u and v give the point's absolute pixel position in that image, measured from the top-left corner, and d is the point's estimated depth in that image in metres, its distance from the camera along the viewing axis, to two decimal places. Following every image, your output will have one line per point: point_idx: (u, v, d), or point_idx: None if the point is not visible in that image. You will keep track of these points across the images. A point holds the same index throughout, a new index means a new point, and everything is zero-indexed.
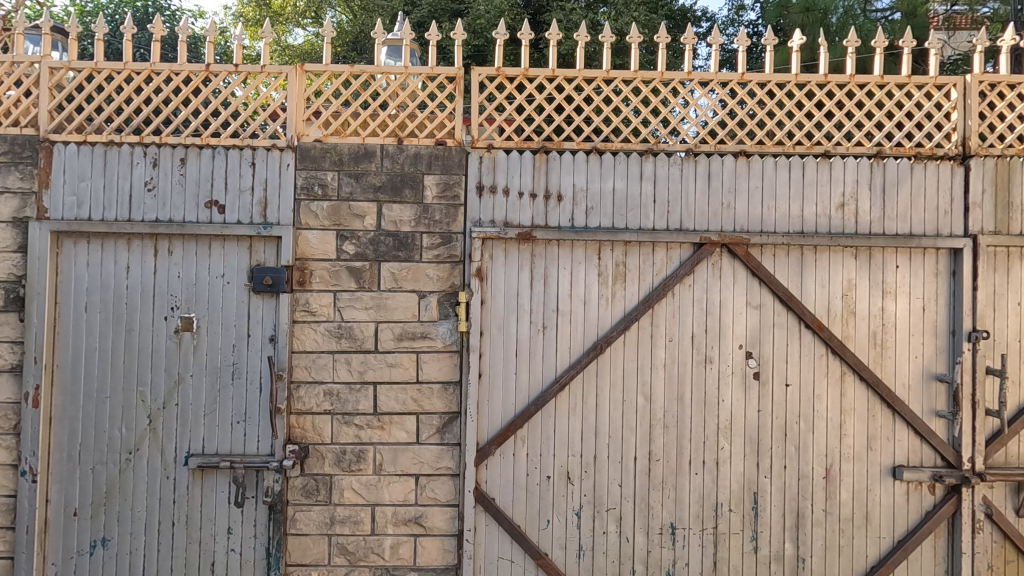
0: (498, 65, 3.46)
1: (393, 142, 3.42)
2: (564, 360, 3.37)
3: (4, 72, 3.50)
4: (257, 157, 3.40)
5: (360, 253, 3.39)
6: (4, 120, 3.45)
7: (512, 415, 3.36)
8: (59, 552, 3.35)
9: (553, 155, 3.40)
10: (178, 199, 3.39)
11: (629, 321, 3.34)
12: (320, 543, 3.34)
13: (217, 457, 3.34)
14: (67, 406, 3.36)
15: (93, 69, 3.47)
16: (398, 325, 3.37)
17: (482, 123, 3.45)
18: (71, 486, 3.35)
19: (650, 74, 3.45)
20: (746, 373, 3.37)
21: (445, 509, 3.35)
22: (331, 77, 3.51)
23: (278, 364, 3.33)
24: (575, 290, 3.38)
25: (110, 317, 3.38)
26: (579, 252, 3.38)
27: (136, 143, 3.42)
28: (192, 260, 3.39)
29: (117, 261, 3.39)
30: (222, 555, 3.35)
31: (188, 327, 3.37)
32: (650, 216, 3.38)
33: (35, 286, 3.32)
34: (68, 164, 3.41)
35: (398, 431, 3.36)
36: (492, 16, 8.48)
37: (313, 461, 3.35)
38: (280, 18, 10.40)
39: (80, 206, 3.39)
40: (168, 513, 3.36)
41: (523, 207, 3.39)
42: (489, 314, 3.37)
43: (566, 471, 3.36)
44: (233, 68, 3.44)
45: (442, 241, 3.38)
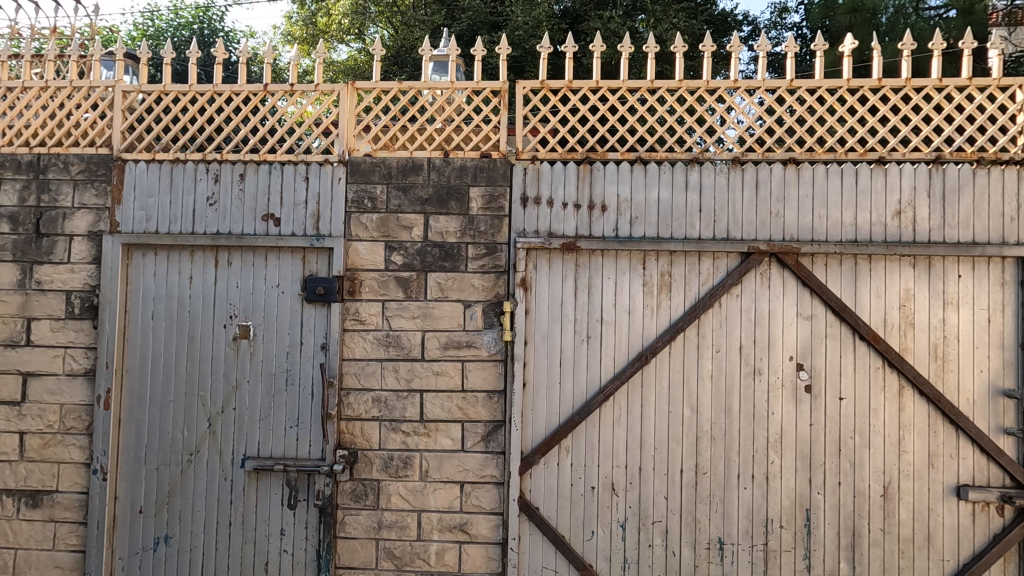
0: (542, 77, 3.49)
1: (440, 155, 3.50)
2: (609, 370, 3.36)
3: (82, 96, 3.76)
4: (311, 172, 3.55)
5: (407, 263, 3.48)
6: (82, 141, 3.72)
7: (556, 425, 3.37)
8: (125, 548, 3.54)
9: (597, 165, 3.42)
10: (237, 212, 3.57)
11: (675, 331, 3.31)
12: (367, 547, 3.42)
13: (271, 460, 3.48)
14: (135, 409, 3.57)
15: (161, 92, 3.69)
16: (444, 334, 3.44)
17: (526, 134, 3.50)
18: (137, 485, 3.55)
19: (695, 82, 3.41)
20: (797, 385, 3.28)
21: (489, 517, 3.38)
22: (381, 93, 3.62)
23: (329, 371, 3.44)
24: (620, 300, 3.37)
25: (175, 325, 3.57)
26: (623, 261, 3.38)
27: (200, 160, 3.62)
28: (249, 271, 3.55)
29: (181, 272, 3.58)
30: (275, 555, 3.47)
31: (246, 334, 3.53)
32: (696, 226, 3.35)
33: (108, 295, 3.55)
34: (138, 181, 3.64)
35: (444, 438, 3.41)
36: (530, 27, 8.63)
37: (362, 465, 3.44)
38: (325, 35, 10.78)
39: (149, 220, 3.60)
40: (226, 513, 3.51)
41: (568, 217, 3.41)
42: (533, 324, 3.40)
43: (611, 483, 3.34)
44: (288, 87, 3.61)
45: (487, 252, 3.44)
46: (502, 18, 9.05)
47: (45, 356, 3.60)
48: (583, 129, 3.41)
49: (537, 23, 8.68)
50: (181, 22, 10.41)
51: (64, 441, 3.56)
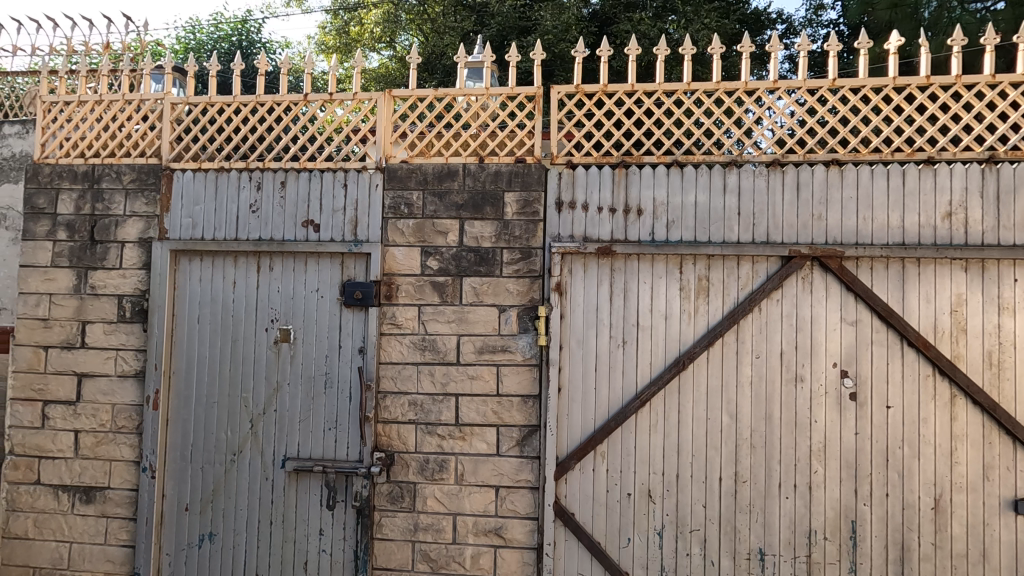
0: (577, 82, 3.48)
1: (474, 161, 3.53)
2: (645, 376, 3.33)
3: (133, 109, 3.92)
4: (349, 179, 3.62)
5: (443, 268, 3.51)
6: (133, 151, 3.88)
7: (591, 430, 3.36)
8: (172, 544, 3.66)
9: (632, 169, 3.39)
10: (278, 219, 3.66)
11: (713, 336, 3.26)
12: (403, 549, 3.46)
13: (311, 461, 3.55)
14: (182, 409, 3.69)
15: (207, 103, 3.82)
16: (479, 339, 3.46)
17: (561, 139, 3.51)
18: (183, 483, 3.66)
19: (733, 84, 3.36)
20: (841, 393, 3.19)
21: (524, 522, 3.37)
22: (416, 101, 3.67)
23: (367, 375, 3.50)
24: (656, 305, 3.34)
25: (219, 328, 3.69)
26: (659, 266, 3.34)
27: (243, 169, 3.73)
28: (290, 276, 3.64)
29: (226, 277, 3.70)
30: (314, 554, 3.54)
31: (286, 338, 3.62)
32: (735, 229, 3.29)
33: (157, 299, 3.69)
34: (185, 189, 3.78)
35: (479, 442, 3.43)
36: (559, 31, 8.70)
37: (398, 468, 3.48)
38: (357, 44, 10.99)
39: (195, 227, 3.74)
40: (267, 512, 3.59)
41: (603, 221, 3.40)
42: (568, 329, 3.39)
43: (647, 489, 3.30)
44: (327, 96, 3.69)
45: (522, 256, 3.44)
46: (531, 23, 9.15)
47: (98, 358, 3.76)
48: (618, 133, 3.39)
49: (566, 27, 8.71)
50: (220, 35, 10.76)
51: (115, 440, 3.71)
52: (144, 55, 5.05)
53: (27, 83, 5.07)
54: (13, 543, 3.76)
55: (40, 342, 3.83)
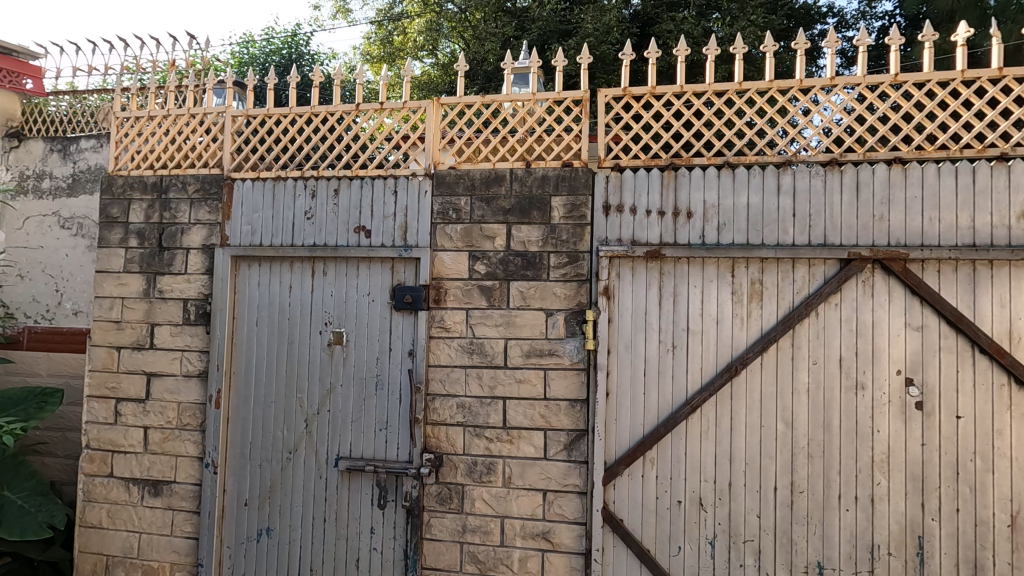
0: (624, 85, 3.45)
1: (522, 166, 3.55)
2: (696, 381, 3.27)
3: (197, 122, 4.14)
4: (399, 185, 3.71)
5: (490, 272, 3.55)
6: (198, 162, 4.09)
7: (640, 436, 3.32)
8: (233, 537, 3.82)
9: (681, 171, 3.35)
10: (331, 225, 3.79)
11: (767, 341, 3.17)
12: (452, 550, 3.50)
13: (362, 460, 3.64)
14: (241, 408, 3.85)
15: (265, 115, 3.99)
16: (527, 342, 3.47)
17: (608, 142, 3.49)
18: (243, 480, 3.82)
19: (787, 82, 3.27)
20: (906, 401, 3.05)
21: (572, 527, 3.36)
22: (464, 108, 3.73)
23: (416, 377, 3.57)
24: (707, 309, 3.28)
25: (276, 331, 3.84)
26: (710, 269, 3.28)
27: (299, 177, 3.88)
28: (343, 281, 3.76)
29: (282, 281, 3.85)
30: (366, 552, 3.62)
31: (339, 340, 3.73)
32: (790, 231, 3.20)
33: (219, 303, 3.88)
34: (245, 198, 3.95)
35: (526, 446, 3.44)
36: (600, 33, 8.67)
37: (447, 470, 3.53)
38: (400, 53, 11.21)
39: (254, 234, 3.90)
40: (321, 509, 3.71)
41: (651, 224, 3.36)
42: (616, 333, 3.37)
43: (698, 497, 3.23)
44: (378, 106, 3.79)
45: (569, 260, 3.44)
46: (572, 27, 9.20)
47: (165, 358, 3.97)
48: (666, 135, 3.35)
49: (608, 29, 8.69)
50: (271, 49, 11.14)
51: (181, 436, 3.90)
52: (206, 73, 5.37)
53: (97, 101, 5.44)
54: (88, 532, 4.00)
55: (113, 343, 4.07)
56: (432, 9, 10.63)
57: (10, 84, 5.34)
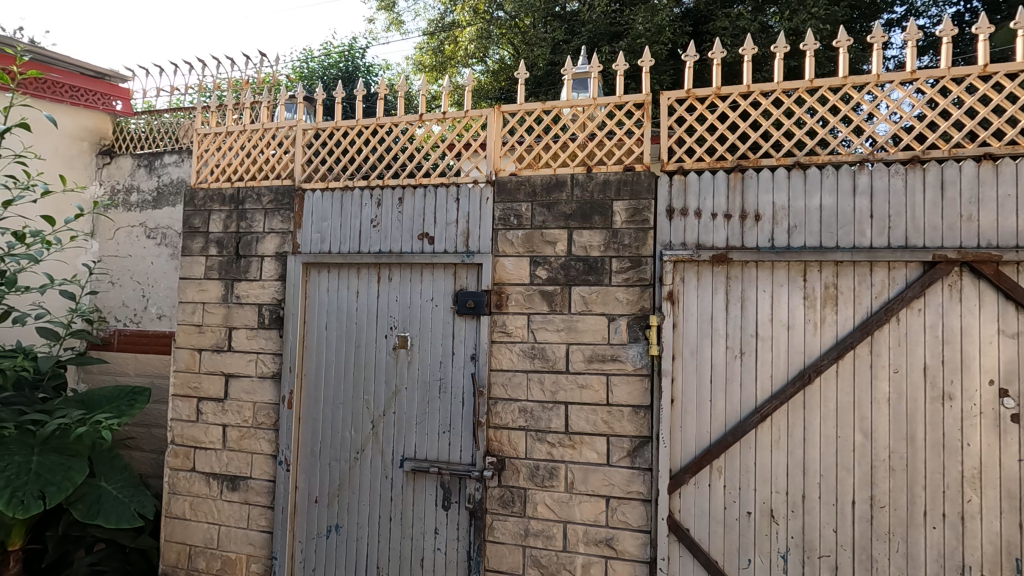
0: (688, 86, 3.40)
1: (583, 171, 3.56)
2: (765, 389, 3.17)
3: (270, 136, 4.36)
4: (461, 193, 3.79)
5: (552, 277, 3.56)
6: (271, 174, 4.30)
7: (707, 444, 3.25)
8: (304, 532, 3.99)
9: (749, 173, 3.26)
10: (396, 233, 3.90)
11: (843, 348, 3.04)
12: (515, 553, 3.53)
13: (427, 462, 3.72)
14: (312, 409, 4.02)
15: (334, 127, 4.16)
16: (589, 348, 3.47)
17: (671, 145, 3.45)
18: (313, 477, 3.98)
19: (863, 78, 3.13)
20: (1000, 414, 2.85)
21: (636, 534, 3.32)
22: (524, 115, 3.76)
23: (479, 381, 3.62)
24: (777, 314, 3.18)
25: (344, 335, 3.99)
26: (781, 273, 3.18)
27: (365, 187, 4.03)
28: (408, 286, 3.87)
29: (350, 287, 4.00)
30: (430, 552, 3.70)
31: (404, 344, 3.84)
32: (867, 233, 3.06)
33: (291, 308, 4.06)
34: (315, 208, 4.13)
35: (589, 451, 3.43)
36: (652, 34, 8.58)
37: (509, 473, 3.57)
38: (451, 62, 11.42)
39: (323, 242, 4.07)
40: (387, 508, 3.81)
41: (717, 228, 3.29)
42: (681, 339, 3.31)
43: (769, 509, 3.13)
44: (441, 115, 3.89)
45: (631, 265, 3.41)
46: (622, 28, 9.16)
47: (241, 360, 4.20)
48: (732, 137, 3.27)
49: (659, 29, 8.57)
50: (329, 62, 11.58)
51: (256, 435, 4.11)
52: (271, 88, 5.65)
53: (170, 118, 5.79)
54: (173, 522, 4.27)
55: (195, 345, 4.34)
56: (483, 18, 10.79)
57: (104, 105, 5.87)
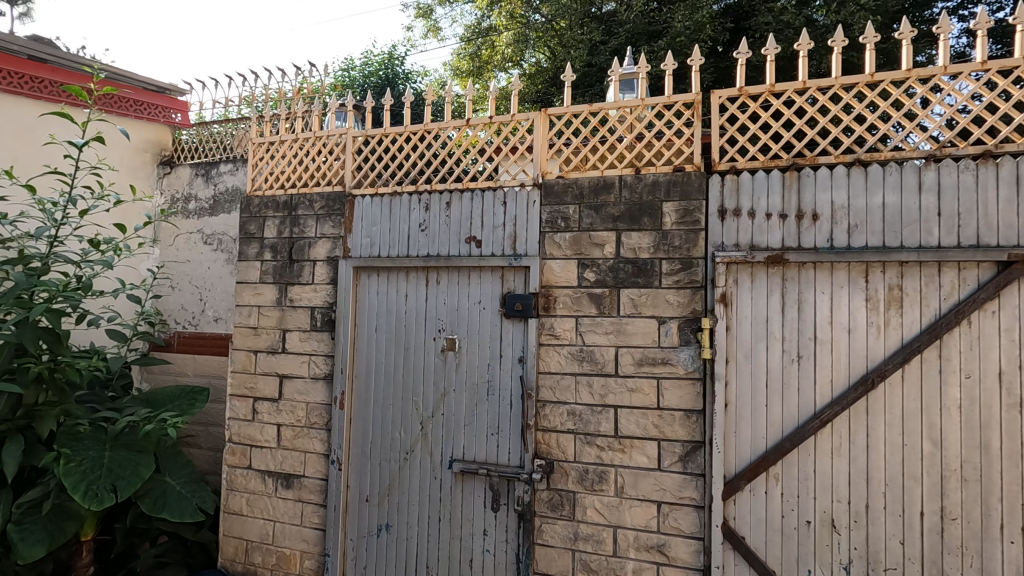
0: (741, 84, 3.32)
1: (631, 172, 3.53)
2: (824, 395, 3.07)
3: (321, 145, 4.49)
4: (508, 197, 3.81)
5: (600, 280, 3.54)
6: (323, 181, 4.43)
7: (763, 450, 3.16)
8: (355, 530, 4.07)
9: (805, 171, 3.17)
10: (444, 236, 3.96)
11: (909, 352, 2.92)
12: (564, 556, 3.51)
13: (475, 463, 3.75)
14: (362, 409, 4.11)
15: (383, 134, 4.25)
16: (639, 351, 3.43)
17: (723, 144, 3.38)
18: (364, 477, 4.07)
19: (929, 70, 3.00)
20: None
21: (689, 541, 3.26)
22: (571, 117, 3.76)
23: (527, 384, 3.63)
24: (837, 317, 3.07)
25: (393, 337, 4.06)
26: (841, 274, 3.08)
27: (414, 192, 4.10)
28: (455, 290, 3.91)
29: (399, 290, 4.07)
30: (479, 553, 3.72)
31: (452, 346, 3.88)
32: (935, 232, 2.93)
33: (342, 311, 4.17)
34: (365, 213, 4.23)
35: (639, 456, 3.39)
36: (691, 32, 8.46)
37: (558, 476, 3.56)
38: (487, 67, 11.50)
39: (373, 246, 4.16)
40: (436, 509, 3.86)
41: (772, 228, 3.21)
42: (735, 342, 3.24)
43: (830, 518, 3.02)
44: (487, 120, 3.92)
45: (682, 267, 3.36)
46: (661, 27, 9.05)
47: (295, 361, 4.32)
48: (788, 134, 3.18)
49: (699, 27, 8.44)
50: (369, 71, 11.84)
51: (309, 434, 4.22)
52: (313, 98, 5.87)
53: (219, 129, 6.06)
54: (231, 517, 4.43)
55: (251, 347, 4.50)
56: (519, 22, 10.84)
57: (165, 118, 6.16)
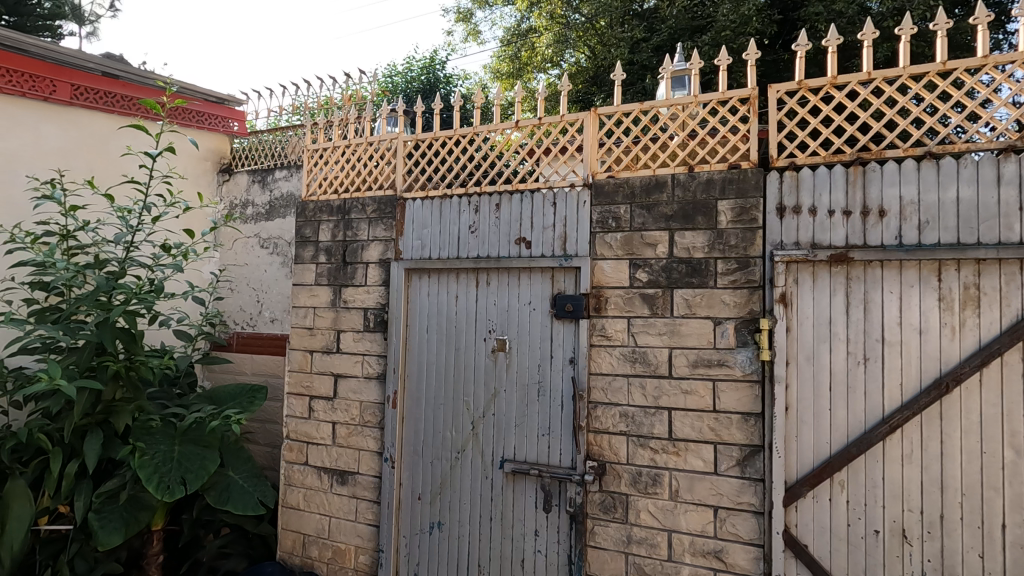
0: (800, 77, 3.21)
1: (684, 171, 3.47)
2: (893, 399, 2.94)
3: (373, 150, 4.60)
4: (558, 198, 3.81)
5: (653, 280, 3.50)
6: (374, 185, 4.53)
7: (826, 455, 3.05)
8: (408, 528, 4.15)
9: (871, 166, 3.04)
10: (494, 238, 3.99)
11: (987, 355, 2.77)
12: (617, 559, 3.48)
13: (526, 464, 3.76)
14: (414, 409, 4.18)
15: (433, 138, 4.32)
16: (693, 352, 3.36)
17: (781, 140, 3.28)
18: (416, 475, 4.14)
19: (1007, 56, 2.83)
20: None
21: (748, 548, 3.17)
22: (621, 116, 3.72)
23: (578, 385, 3.62)
24: (906, 317, 2.94)
25: (444, 338, 4.12)
26: (910, 273, 2.95)
27: (463, 195, 4.16)
28: (505, 291, 3.94)
29: (450, 291, 4.13)
30: (530, 554, 3.73)
31: (502, 347, 3.91)
32: (1016, 228, 2.76)
33: (395, 312, 4.25)
34: (415, 216, 4.31)
35: (694, 459, 3.32)
36: (737, 25, 8.25)
37: (610, 478, 3.53)
38: (528, 68, 11.53)
39: (423, 248, 4.24)
40: (488, 508, 3.89)
41: (835, 225, 3.10)
42: (795, 344, 3.14)
43: (901, 528, 2.89)
44: (536, 121, 3.92)
45: (738, 266, 3.27)
46: (705, 21, 8.86)
47: (349, 361, 4.44)
48: (851, 128, 3.06)
49: (745, 20, 8.23)
50: (411, 76, 12.06)
51: (363, 432, 4.33)
52: (360, 105, 6.03)
53: (271, 137, 6.28)
54: (289, 512, 4.59)
55: (307, 347, 4.64)
56: (560, 22, 10.82)
57: (223, 127, 6.42)
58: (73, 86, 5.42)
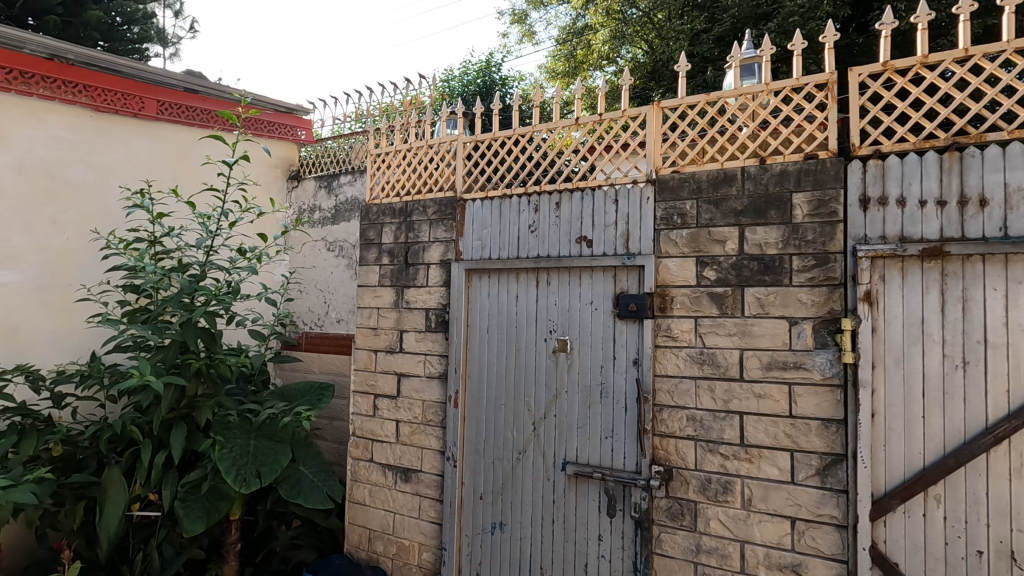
0: (886, 58, 2.98)
1: (755, 163, 3.29)
2: (998, 407, 2.68)
3: (433, 153, 4.66)
4: (620, 195, 3.72)
5: (722, 278, 3.34)
6: (435, 187, 4.59)
7: (919, 467, 2.81)
8: (470, 527, 4.17)
9: (969, 151, 2.78)
10: (554, 237, 3.94)
11: None
12: (685, 569, 3.35)
13: (589, 467, 3.69)
14: (476, 409, 4.20)
15: (492, 138, 4.31)
16: (767, 354, 3.19)
17: (864, 126, 3.05)
18: (478, 474, 4.15)
19: None
20: None
21: (829, 564, 2.97)
22: (686, 109, 3.58)
23: (643, 387, 3.51)
24: (1013, 317, 2.67)
25: (505, 338, 4.11)
26: (1018, 268, 2.68)
27: (523, 194, 4.13)
28: (566, 290, 3.88)
29: (510, 291, 4.12)
30: (594, 558, 3.65)
31: (564, 348, 3.85)
32: None
33: (456, 312, 4.29)
34: (475, 216, 4.33)
35: (769, 466, 3.15)
36: (806, 10, 7.85)
37: (678, 484, 3.40)
38: (584, 66, 11.41)
39: (483, 249, 4.25)
40: (550, 510, 3.85)
41: (927, 217, 2.85)
42: (882, 346, 2.92)
43: (1009, 550, 2.62)
44: (597, 117, 3.83)
45: (816, 263, 3.07)
46: (771, 8, 8.46)
47: (411, 360, 4.52)
48: (946, 110, 2.80)
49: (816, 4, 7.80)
50: (467, 80, 12.22)
51: (426, 430, 4.39)
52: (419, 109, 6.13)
53: (335, 144, 6.50)
54: (355, 507, 4.72)
55: (371, 347, 4.77)
56: (616, 18, 10.64)
57: (291, 135, 6.71)
58: (159, 102, 5.83)
